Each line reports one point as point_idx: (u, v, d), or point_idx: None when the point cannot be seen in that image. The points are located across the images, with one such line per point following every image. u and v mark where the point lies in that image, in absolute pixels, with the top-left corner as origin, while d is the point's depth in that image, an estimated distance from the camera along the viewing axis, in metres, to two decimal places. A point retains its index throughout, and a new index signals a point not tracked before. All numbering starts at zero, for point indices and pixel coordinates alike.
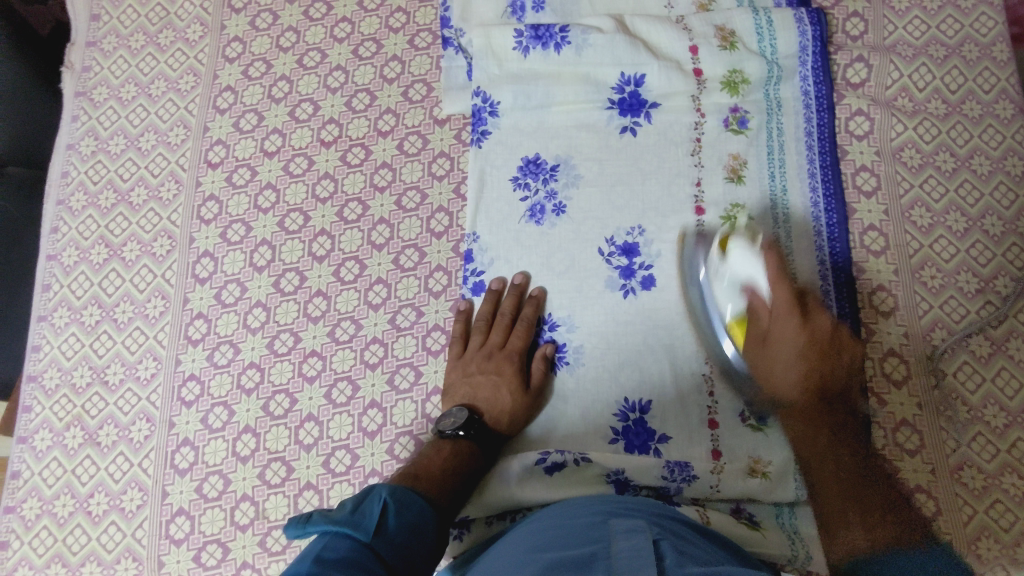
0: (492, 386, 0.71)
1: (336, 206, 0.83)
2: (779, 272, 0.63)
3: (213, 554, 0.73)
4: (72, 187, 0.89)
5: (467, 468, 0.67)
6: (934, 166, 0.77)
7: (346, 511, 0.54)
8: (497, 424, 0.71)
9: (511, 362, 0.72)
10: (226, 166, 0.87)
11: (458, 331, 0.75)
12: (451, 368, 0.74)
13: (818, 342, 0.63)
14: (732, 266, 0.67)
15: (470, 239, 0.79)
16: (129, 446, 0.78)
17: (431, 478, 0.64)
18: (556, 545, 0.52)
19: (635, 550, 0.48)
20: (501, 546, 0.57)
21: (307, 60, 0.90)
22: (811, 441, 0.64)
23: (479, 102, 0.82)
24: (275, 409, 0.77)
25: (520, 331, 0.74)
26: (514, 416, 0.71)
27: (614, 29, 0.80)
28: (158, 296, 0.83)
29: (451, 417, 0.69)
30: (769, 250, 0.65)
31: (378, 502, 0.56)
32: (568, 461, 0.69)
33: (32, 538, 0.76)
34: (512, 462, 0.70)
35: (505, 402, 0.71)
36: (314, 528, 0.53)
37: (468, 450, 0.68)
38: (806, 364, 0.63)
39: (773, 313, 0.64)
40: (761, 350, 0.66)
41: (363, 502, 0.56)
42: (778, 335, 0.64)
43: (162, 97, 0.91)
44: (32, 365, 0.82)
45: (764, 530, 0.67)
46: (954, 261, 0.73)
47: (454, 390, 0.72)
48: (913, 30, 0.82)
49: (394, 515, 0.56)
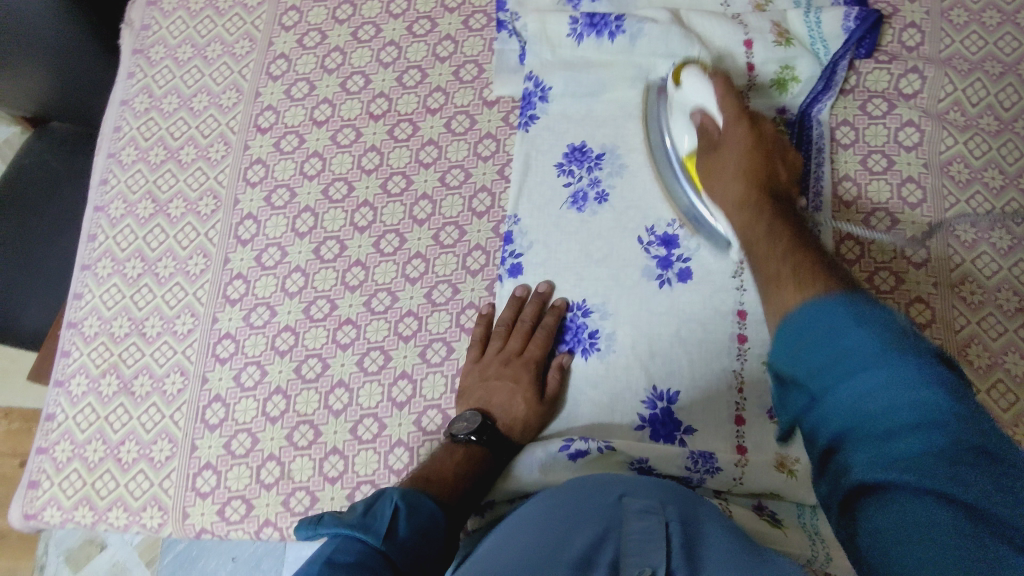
0: (508, 393, 0.71)
1: (380, 178, 0.84)
2: (728, 91, 0.70)
3: (237, 509, 0.74)
4: (124, 141, 0.90)
5: (477, 475, 0.66)
6: (982, 182, 0.76)
7: (358, 514, 0.53)
8: (511, 432, 0.70)
9: (528, 370, 0.72)
10: (276, 132, 0.88)
11: (478, 335, 0.75)
12: (468, 372, 0.74)
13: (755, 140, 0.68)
14: (684, 92, 0.73)
15: (511, 221, 0.79)
16: (162, 398, 0.79)
17: (442, 483, 0.64)
18: (569, 519, 0.52)
19: (645, 534, 0.48)
20: (514, 518, 0.57)
21: (362, 33, 0.91)
22: (754, 224, 0.62)
23: (530, 86, 0.83)
24: (307, 372, 0.78)
25: (539, 338, 0.74)
26: (527, 425, 0.71)
27: (669, 21, 0.80)
28: (200, 254, 0.84)
29: (464, 421, 0.69)
30: (716, 77, 0.72)
31: (390, 504, 0.56)
32: (592, 450, 0.69)
33: (62, 480, 0.78)
34: (536, 451, 0.70)
35: (520, 409, 0.71)
36: (324, 529, 0.52)
37: (479, 456, 0.67)
38: (749, 164, 0.67)
39: (722, 131, 0.70)
40: (712, 167, 0.69)
41: (375, 505, 0.55)
42: (726, 143, 0.69)
43: (217, 60, 0.92)
44: (73, 312, 0.84)
45: (786, 528, 0.66)
46: (995, 279, 0.73)
47: (470, 394, 0.72)
48: (969, 44, 0.81)
49: (405, 518, 0.55)
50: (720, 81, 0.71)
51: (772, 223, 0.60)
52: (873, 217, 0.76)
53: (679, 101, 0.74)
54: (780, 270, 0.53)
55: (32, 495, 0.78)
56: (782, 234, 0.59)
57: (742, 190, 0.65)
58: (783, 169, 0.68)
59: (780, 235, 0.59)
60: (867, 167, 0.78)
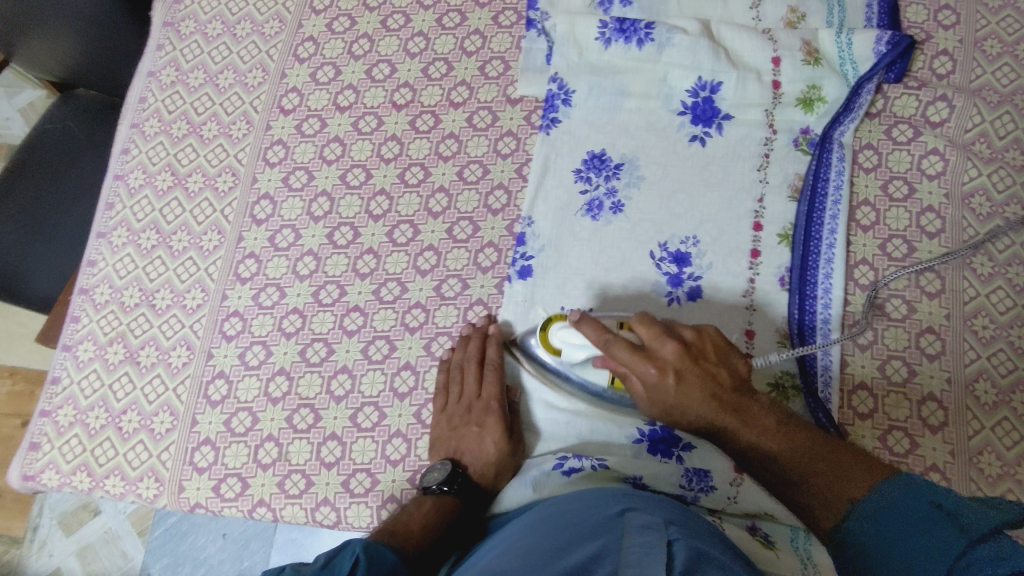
0: (475, 439, 0.72)
1: (399, 168, 0.84)
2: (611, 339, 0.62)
3: (232, 487, 0.75)
4: (148, 112, 0.91)
5: (450, 520, 0.67)
6: (1003, 217, 0.75)
7: (315, 568, 0.53)
8: (485, 476, 0.72)
9: (490, 411, 0.72)
10: (299, 114, 0.88)
11: (439, 382, 0.75)
12: (435, 422, 0.74)
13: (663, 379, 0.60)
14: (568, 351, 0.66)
15: (525, 222, 0.79)
16: (167, 370, 0.80)
17: (410, 534, 0.64)
18: (568, 537, 0.51)
19: (645, 548, 0.47)
20: (512, 532, 0.57)
21: (391, 22, 0.91)
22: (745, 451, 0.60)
23: (554, 88, 0.83)
24: (312, 356, 0.78)
25: (492, 376, 0.73)
26: (501, 465, 0.72)
27: (699, 32, 0.80)
28: (214, 231, 0.84)
29: (435, 471, 0.70)
30: (586, 322, 0.63)
31: (350, 557, 0.55)
32: (585, 467, 0.69)
33: (63, 444, 0.78)
34: (531, 470, 0.70)
35: (490, 450, 0.71)
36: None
37: (451, 503, 0.68)
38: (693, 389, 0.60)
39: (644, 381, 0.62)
40: (657, 404, 0.62)
41: (334, 559, 0.54)
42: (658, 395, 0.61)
43: (246, 38, 0.93)
44: (86, 279, 0.85)
45: (778, 550, 0.65)
46: (1009, 314, 0.72)
47: (440, 443, 0.73)
48: (1001, 76, 0.80)
49: (365, 569, 0.54)
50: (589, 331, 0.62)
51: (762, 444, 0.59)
52: (890, 244, 0.76)
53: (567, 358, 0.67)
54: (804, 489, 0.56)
55: (32, 457, 0.79)
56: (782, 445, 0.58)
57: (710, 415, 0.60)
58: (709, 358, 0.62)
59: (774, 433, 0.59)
60: (887, 193, 0.78)
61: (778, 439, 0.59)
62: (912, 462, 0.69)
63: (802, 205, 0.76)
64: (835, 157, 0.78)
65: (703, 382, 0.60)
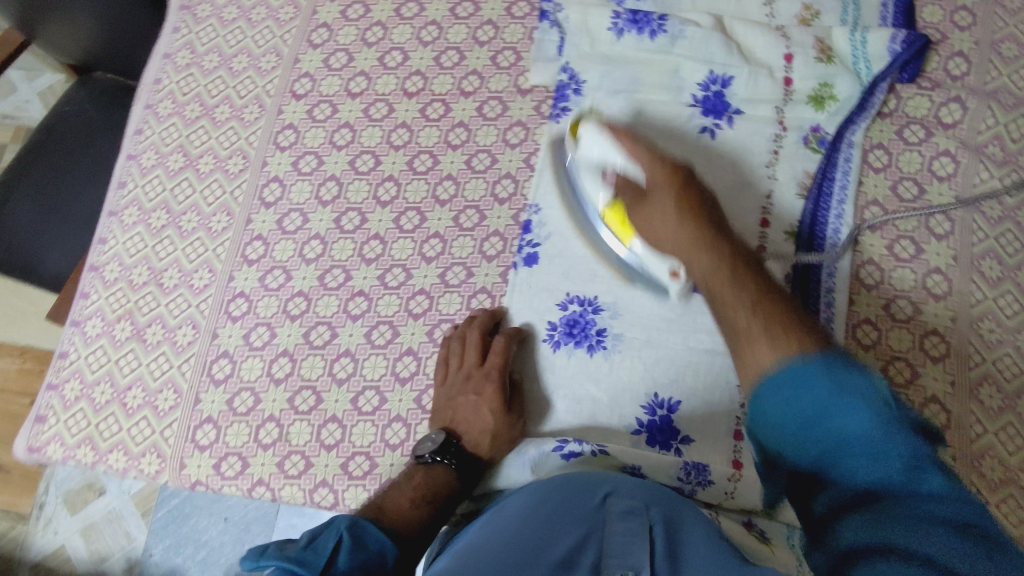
0: (473, 408, 0.70)
1: (408, 155, 0.85)
2: (633, 147, 0.71)
3: (232, 466, 0.75)
4: (162, 94, 0.92)
5: (443, 491, 0.66)
6: (1014, 221, 0.75)
7: (299, 546, 0.50)
8: (479, 448, 0.69)
9: (489, 380, 0.71)
10: (310, 99, 0.89)
11: (442, 354, 0.75)
12: (436, 394, 0.73)
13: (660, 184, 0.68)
14: (586, 150, 0.74)
15: (532, 210, 0.80)
16: (172, 348, 0.80)
17: (401, 506, 0.63)
18: (550, 521, 0.51)
19: (628, 538, 0.48)
20: (495, 516, 0.56)
21: (405, 10, 0.91)
22: (713, 269, 0.62)
23: (565, 78, 0.83)
24: (316, 339, 0.79)
25: (497, 347, 0.73)
26: (498, 436, 0.69)
27: (712, 26, 0.80)
28: (223, 212, 0.85)
29: (429, 441, 0.69)
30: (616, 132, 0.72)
31: (333, 537, 0.52)
32: (586, 452, 0.69)
33: (68, 418, 0.79)
34: (529, 449, 0.70)
35: (487, 422, 0.70)
36: (267, 562, 0.47)
37: (444, 472, 0.67)
38: (691, 208, 0.66)
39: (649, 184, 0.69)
40: (651, 224, 0.69)
41: (317, 538, 0.52)
42: (657, 199, 0.68)
43: (261, 23, 0.93)
44: (96, 256, 0.86)
45: (774, 546, 0.65)
46: (1017, 319, 0.71)
47: (439, 415, 0.72)
48: (1017, 79, 0.80)
49: (348, 552, 0.52)
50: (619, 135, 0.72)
51: (730, 265, 0.61)
52: (897, 244, 0.75)
53: (585, 158, 0.75)
54: (748, 328, 0.54)
55: (38, 429, 0.80)
56: (747, 281, 0.59)
57: (687, 236, 0.65)
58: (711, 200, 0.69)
59: (745, 282, 0.59)
60: (897, 194, 0.77)
61: (737, 271, 0.61)
62: None
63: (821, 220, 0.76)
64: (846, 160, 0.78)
65: (691, 207, 0.66)
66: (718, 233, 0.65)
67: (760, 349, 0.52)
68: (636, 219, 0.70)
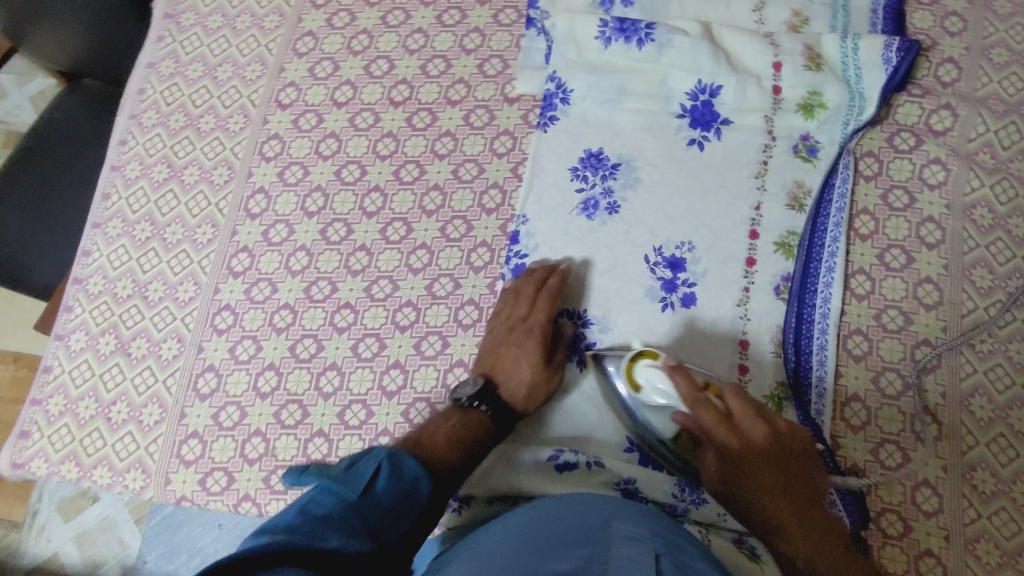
0: (513, 359, 0.70)
1: (394, 164, 0.84)
2: (697, 398, 0.61)
3: (218, 481, 0.74)
4: (146, 104, 0.91)
5: (476, 438, 0.65)
6: (1005, 229, 0.74)
7: (340, 469, 0.54)
8: (514, 398, 0.69)
9: (534, 334, 0.70)
10: (296, 109, 0.88)
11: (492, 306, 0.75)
12: (481, 341, 0.73)
13: (730, 461, 0.60)
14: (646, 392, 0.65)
15: (519, 220, 0.78)
16: (157, 362, 0.80)
17: (438, 443, 0.62)
18: (549, 547, 0.50)
19: (632, 562, 0.47)
20: (488, 537, 0.55)
21: (391, 18, 0.91)
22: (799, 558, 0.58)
23: (552, 87, 0.82)
24: (302, 352, 0.78)
25: (543, 303, 0.72)
26: (532, 393, 0.69)
27: (700, 34, 0.79)
28: (208, 224, 0.84)
29: (467, 386, 0.69)
30: (676, 371, 0.62)
31: (373, 462, 0.55)
32: (580, 463, 0.69)
33: (52, 433, 0.79)
34: (524, 454, 0.70)
35: (524, 375, 0.69)
36: (307, 480, 0.52)
37: (479, 420, 0.67)
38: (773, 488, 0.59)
39: (721, 454, 0.61)
40: (721, 491, 0.61)
41: (360, 460, 0.55)
42: (731, 471, 0.61)
43: (245, 31, 0.92)
44: (80, 269, 0.85)
45: (763, 564, 0.65)
46: (1008, 329, 0.71)
47: (479, 363, 0.72)
48: (1007, 85, 0.79)
49: (386, 478, 0.54)
50: (682, 384, 0.61)
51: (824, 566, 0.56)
52: (888, 253, 0.74)
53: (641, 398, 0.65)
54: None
55: (22, 445, 0.79)
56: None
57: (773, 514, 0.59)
58: (792, 460, 0.61)
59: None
60: (887, 202, 0.76)
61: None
62: (903, 476, 0.67)
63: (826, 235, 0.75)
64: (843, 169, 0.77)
65: (773, 475, 0.59)
66: (806, 510, 0.59)
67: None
68: (709, 483, 0.62)
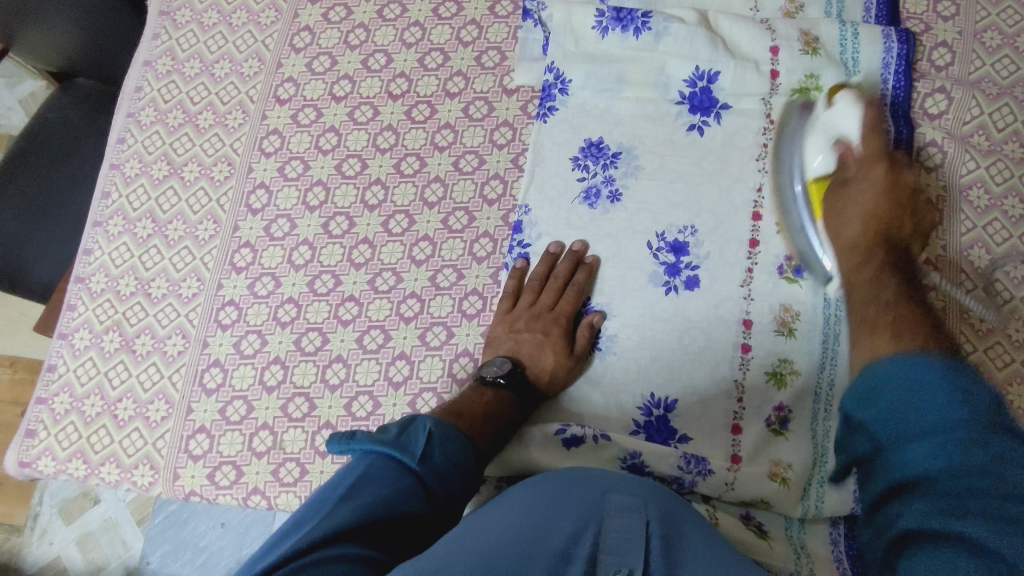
0: (537, 345, 0.71)
1: (395, 157, 0.84)
2: (876, 128, 0.69)
3: (227, 475, 0.75)
4: (143, 102, 0.91)
5: (504, 417, 0.67)
6: (1001, 210, 0.75)
7: (391, 435, 0.56)
8: (538, 383, 0.71)
9: (559, 323, 0.72)
10: (294, 104, 0.88)
11: (510, 288, 0.76)
12: (498, 322, 0.74)
13: (873, 177, 0.68)
14: (830, 113, 0.72)
15: (521, 210, 0.79)
16: (162, 358, 0.80)
17: (473, 418, 0.65)
18: (544, 520, 0.51)
19: (625, 534, 0.48)
20: (484, 511, 0.55)
21: (387, 12, 0.91)
22: (861, 266, 0.63)
23: (551, 78, 0.82)
24: (307, 345, 0.78)
25: (570, 294, 0.74)
26: (555, 377, 0.71)
27: (696, 22, 0.80)
28: (210, 220, 0.84)
29: (493, 365, 0.70)
30: (872, 108, 0.70)
31: (423, 431, 0.57)
32: (587, 436, 0.69)
33: (59, 431, 0.79)
34: (533, 432, 0.70)
35: (548, 361, 0.71)
36: (359, 447, 0.55)
37: (508, 400, 0.68)
38: (884, 211, 0.66)
39: (861, 175, 0.68)
40: (835, 211, 0.69)
41: (408, 429, 0.57)
42: (861, 188, 0.68)
43: (242, 28, 0.92)
44: (82, 267, 0.85)
45: (771, 540, 0.66)
46: (1006, 308, 0.72)
47: (499, 344, 0.73)
48: (1000, 68, 0.80)
49: (438, 446, 0.57)
50: (872, 112, 0.70)
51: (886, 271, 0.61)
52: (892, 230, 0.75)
53: (822, 121, 0.73)
54: (879, 317, 0.55)
55: (28, 444, 0.79)
56: (890, 284, 0.59)
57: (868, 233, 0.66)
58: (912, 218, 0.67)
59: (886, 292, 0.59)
60: None
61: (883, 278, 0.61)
62: None
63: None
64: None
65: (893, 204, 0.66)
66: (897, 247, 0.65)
67: (873, 339, 0.53)
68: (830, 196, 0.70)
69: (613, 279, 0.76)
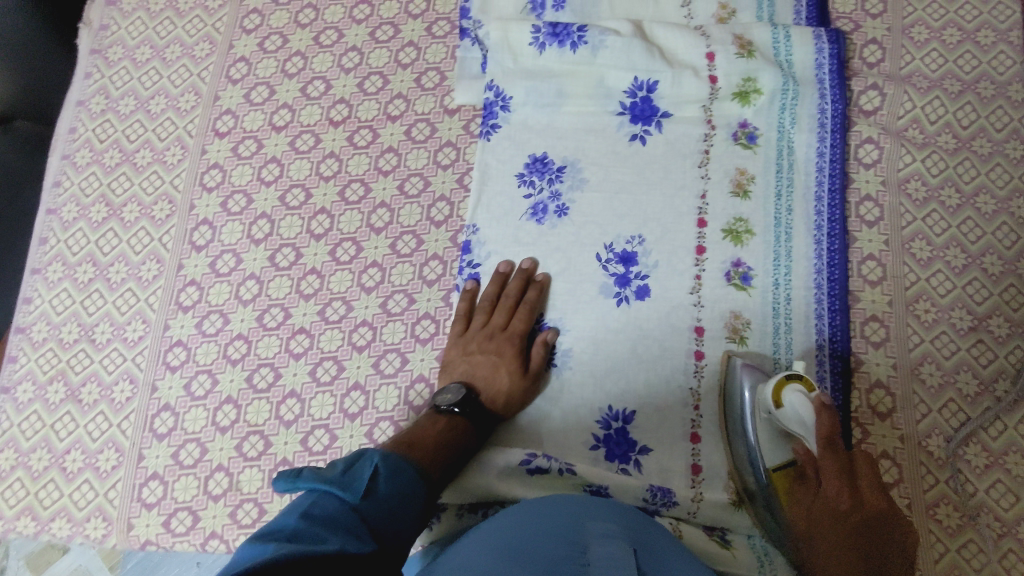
0: (491, 367, 0.71)
1: (338, 185, 0.83)
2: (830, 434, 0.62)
3: (183, 521, 0.73)
4: (79, 143, 0.89)
5: (460, 444, 0.66)
6: (939, 201, 0.76)
7: (337, 471, 0.56)
8: (494, 404, 0.70)
9: (512, 342, 0.72)
10: (233, 137, 0.87)
11: (461, 310, 0.75)
12: (451, 345, 0.73)
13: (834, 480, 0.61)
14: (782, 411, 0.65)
15: (470, 230, 0.79)
16: (110, 406, 0.78)
17: (425, 447, 0.63)
18: (524, 555, 0.48)
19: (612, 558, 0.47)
20: (453, 550, 0.53)
21: (323, 38, 0.90)
22: None
23: (491, 96, 0.82)
24: (259, 382, 0.77)
25: (522, 313, 0.73)
26: (511, 398, 0.71)
27: (631, 33, 0.80)
28: (153, 260, 0.83)
29: (448, 392, 0.69)
30: (825, 407, 0.62)
31: (370, 466, 0.57)
32: (553, 468, 0.68)
33: (6, 489, 0.76)
34: (494, 457, 0.69)
35: (503, 383, 0.70)
36: (303, 485, 0.54)
37: (462, 426, 0.67)
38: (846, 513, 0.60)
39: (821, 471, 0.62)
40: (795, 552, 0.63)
41: (354, 465, 0.57)
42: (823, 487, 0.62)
43: (176, 62, 0.91)
44: (22, 317, 0.83)
45: (734, 549, 0.66)
46: (950, 297, 0.73)
47: (453, 368, 0.72)
48: (929, 62, 0.81)
49: (385, 480, 0.57)
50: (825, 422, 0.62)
51: None
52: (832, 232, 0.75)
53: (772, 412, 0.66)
54: None
55: None
56: None
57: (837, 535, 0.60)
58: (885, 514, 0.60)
59: None
60: None
61: None
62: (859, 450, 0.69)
63: (822, 212, 0.76)
64: (827, 157, 0.77)
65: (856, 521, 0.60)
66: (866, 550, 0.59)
67: None
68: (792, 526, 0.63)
69: (566, 295, 0.75)
